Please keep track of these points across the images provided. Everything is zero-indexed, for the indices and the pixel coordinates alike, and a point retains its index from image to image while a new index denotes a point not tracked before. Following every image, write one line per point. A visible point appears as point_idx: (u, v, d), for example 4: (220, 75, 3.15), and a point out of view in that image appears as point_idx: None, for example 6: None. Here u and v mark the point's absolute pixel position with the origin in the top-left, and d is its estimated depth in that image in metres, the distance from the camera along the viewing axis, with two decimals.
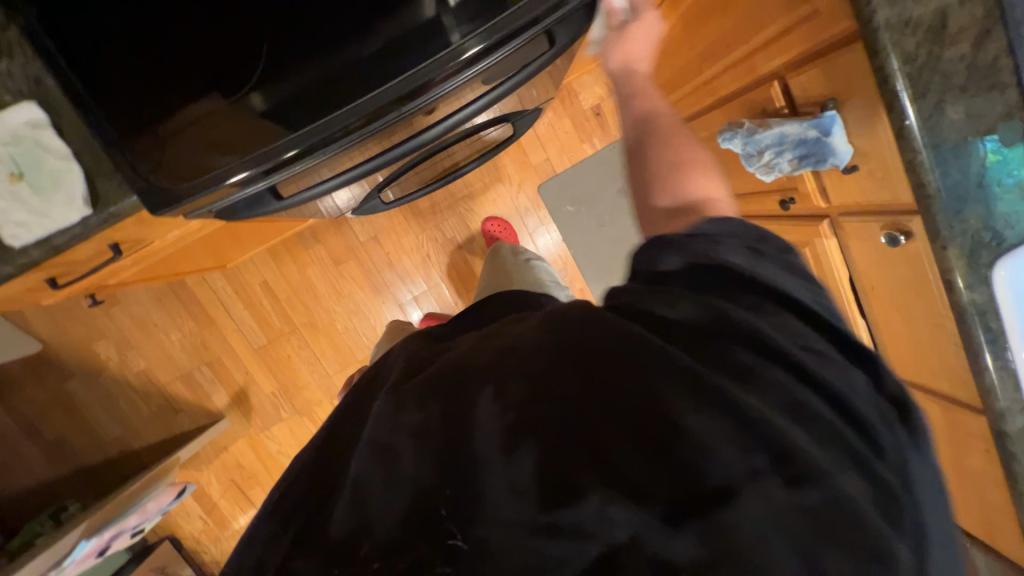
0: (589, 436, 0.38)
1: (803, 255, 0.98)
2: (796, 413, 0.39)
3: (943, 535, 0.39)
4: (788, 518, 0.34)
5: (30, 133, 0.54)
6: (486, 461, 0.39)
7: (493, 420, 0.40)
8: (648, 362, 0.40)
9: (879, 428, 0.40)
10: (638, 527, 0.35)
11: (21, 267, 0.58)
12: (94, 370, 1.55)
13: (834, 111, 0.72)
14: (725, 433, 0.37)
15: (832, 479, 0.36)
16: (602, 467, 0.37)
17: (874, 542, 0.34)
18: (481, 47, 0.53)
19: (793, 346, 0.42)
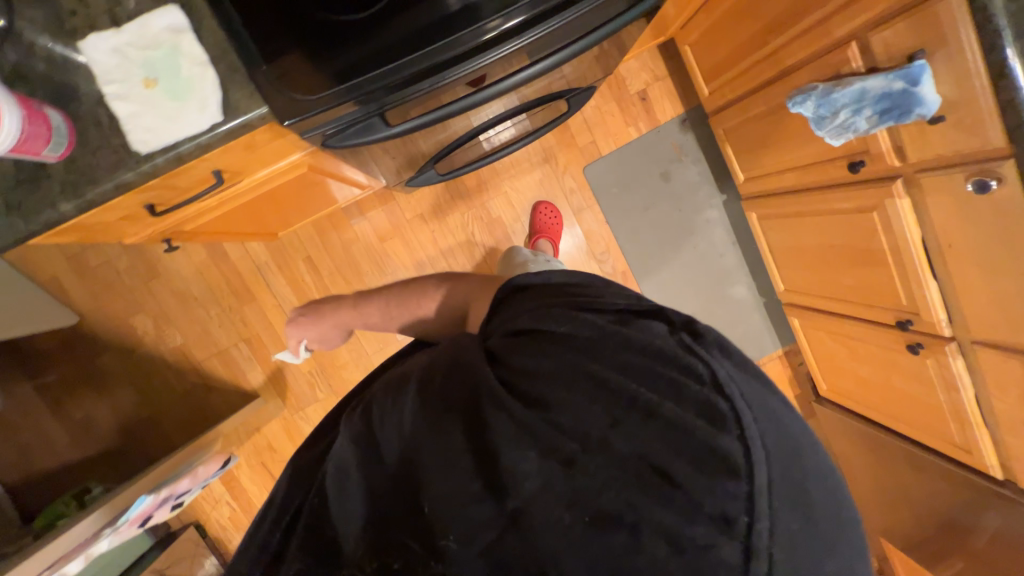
0: (468, 420, 0.47)
1: (870, 220, 0.99)
2: (615, 366, 0.46)
3: (778, 414, 0.44)
4: (634, 454, 0.42)
5: (171, 38, 0.55)
6: (425, 447, 0.47)
7: (402, 421, 0.50)
8: (504, 369, 0.50)
9: (685, 356, 0.46)
10: (547, 475, 0.43)
11: (143, 173, 0.57)
12: (128, 345, 1.52)
13: (922, 62, 0.75)
14: (563, 395, 0.46)
15: (659, 411, 0.43)
16: (497, 452, 0.45)
17: (710, 451, 0.40)
18: (523, 18, 0.54)
19: (595, 316, 0.52)
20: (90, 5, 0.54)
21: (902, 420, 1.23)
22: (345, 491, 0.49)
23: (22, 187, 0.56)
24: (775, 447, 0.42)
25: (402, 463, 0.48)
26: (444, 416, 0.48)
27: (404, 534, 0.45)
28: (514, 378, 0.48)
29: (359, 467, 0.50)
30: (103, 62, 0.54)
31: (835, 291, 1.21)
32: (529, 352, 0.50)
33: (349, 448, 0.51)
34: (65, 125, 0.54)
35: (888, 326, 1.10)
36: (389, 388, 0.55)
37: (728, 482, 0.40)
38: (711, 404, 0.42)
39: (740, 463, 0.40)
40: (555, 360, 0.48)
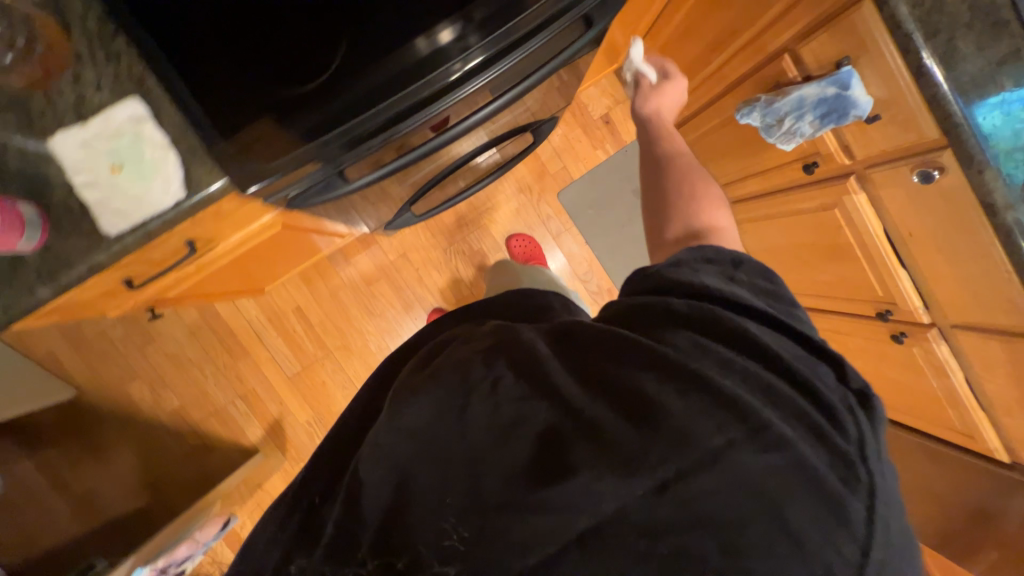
0: (581, 427, 0.49)
1: (832, 216, 1.01)
2: (769, 397, 0.49)
3: (900, 506, 0.49)
4: (755, 482, 0.45)
5: (134, 127, 0.59)
6: (528, 451, 0.49)
7: (498, 414, 0.51)
8: (634, 370, 0.51)
9: (841, 408, 0.50)
10: (625, 501, 0.45)
11: (114, 253, 0.60)
12: (127, 413, 1.53)
13: (849, 68, 0.79)
14: (705, 419, 0.47)
15: (794, 447, 0.46)
16: (609, 457, 0.47)
17: (829, 495, 0.45)
18: (484, 56, 0.60)
19: (757, 333, 0.54)
20: (57, 105, 0.58)
21: (902, 411, 1.21)
22: (398, 474, 0.51)
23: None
24: (890, 522, 0.46)
25: (464, 463, 0.49)
26: (563, 421, 0.50)
27: (450, 526, 0.47)
28: (656, 388, 0.49)
29: (410, 449, 0.52)
30: (71, 156, 0.58)
31: (814, 288, 1.23)
32: (687, 359, 0.50)
33: (454, 437, 0.51)
34: (38, 217, 0.57)
35: (870, 318, 1.10)
36: (465, 363, 0.55)
37: (835, 531, 0.44)
38: (851, 464, 0.47)
39: (859, 528, 0.45)
40: (702, 375, 0.49)
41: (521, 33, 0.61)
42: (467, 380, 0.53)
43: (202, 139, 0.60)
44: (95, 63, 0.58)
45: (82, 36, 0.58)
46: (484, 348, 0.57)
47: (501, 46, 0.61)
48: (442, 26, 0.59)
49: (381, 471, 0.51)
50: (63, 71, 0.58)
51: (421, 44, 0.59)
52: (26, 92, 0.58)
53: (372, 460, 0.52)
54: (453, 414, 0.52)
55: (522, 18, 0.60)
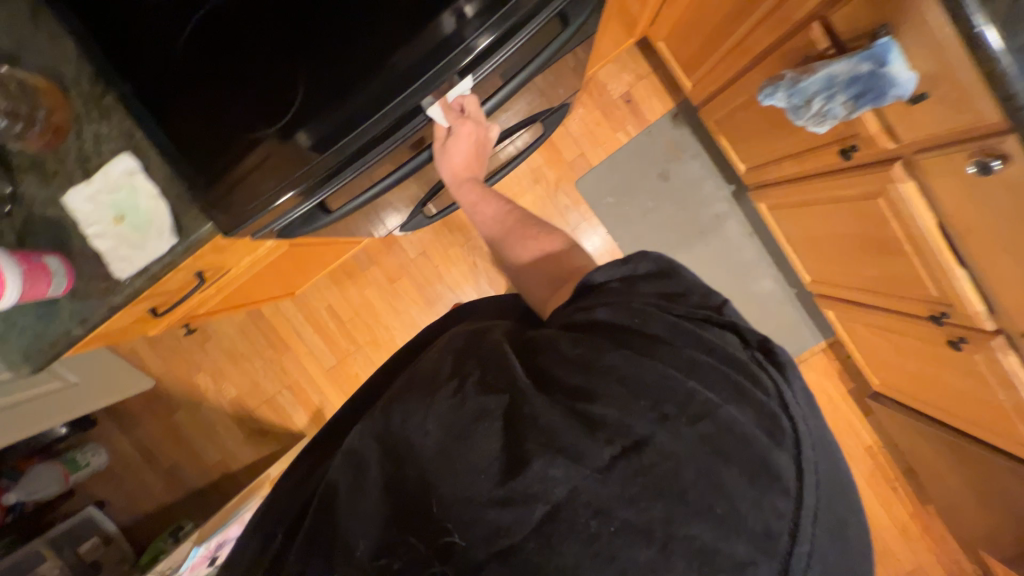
0: (518, 416, 0.46)
1: (876, 206, 0.88)
2: (692, 369, 0.46)
3: (830, 450, 0.47)
4: (690, 458, 0.42)
5: (129, 180, 0.64)
6: (465, 448, 0.46)
7: (443, 411, 0.48)
8: (560, 365, 0.49)
9: (752, 364, 0.48)
10: (575, 483, 0.42)
11: (127, 295, 0.67)
12: (195, 401, 1.74)
13: (886, 39, 0.66)
14: (630, 396, 0.45)
15: (717, 414, 0.44)
16: (541, 438, 0.44)
17: (761, 459, 0.42)
18: (493, 38, 0.54)
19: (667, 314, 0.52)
20: (66, 164, 0.65)
21: (965, 418, 1.07)
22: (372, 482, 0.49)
23: (42, 320, 0.68)
24: (824, 475, 0.44)
25: (409, 466, 0.48)
26: (500, 411, 0.47)
27: (438, 531, 0.43)
28: (578, 375, 0.48)
29: (380, 468, 0.49)
30: (82, 210, 0.65)
31: (860, 281, 1.09)
32: (614, 349, 0.48)
33: (397, 445, 0.49)
34: (63, 266, 0.65)
35: (923, 318, 0.97)
36: (422, 378, 0.53)
37: (772, 488, 0.42)
38: (774, 419, 0.44)
39: (790, 480, 0.42)
40: (622, 362, 0.47)
41: (523, 12, 0.55)
42: (401, 396, 0.52)
43: (196, 182, 0.63)
44: (92, 123, 0.64)
45: (80, 98, 0.64)
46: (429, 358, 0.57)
47: (507, 26, 0.55)
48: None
49: (348, 485, 0.49)
50: (66, 132, 0.64)
51: (447, 21, 0.54)
52: (41, 155, 0.65)
53: (344, 473, 0.50)
54: (393, 425, 0.50)
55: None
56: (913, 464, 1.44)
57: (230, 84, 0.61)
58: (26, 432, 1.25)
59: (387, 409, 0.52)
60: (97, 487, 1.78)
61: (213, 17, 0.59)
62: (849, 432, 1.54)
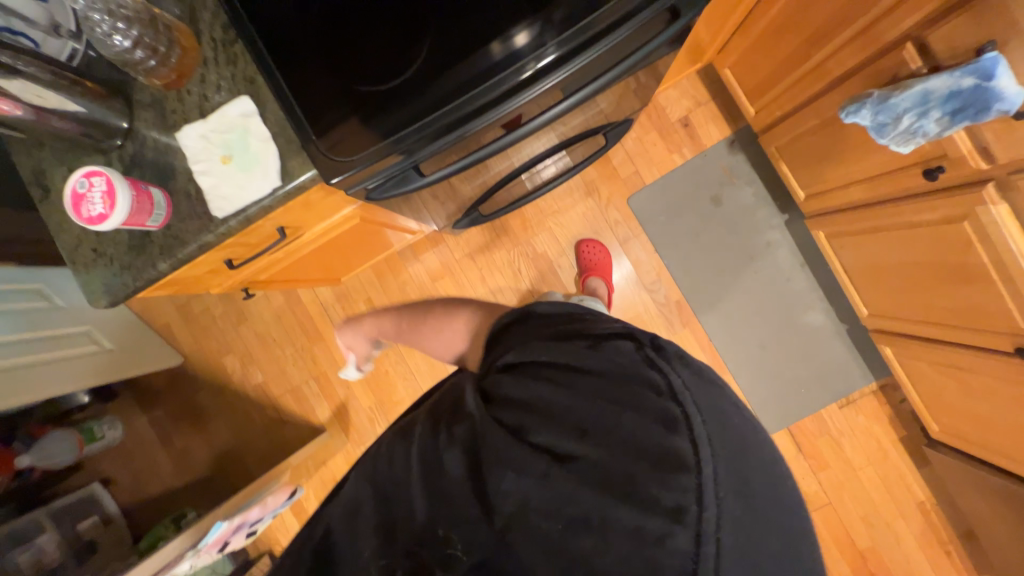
0: (461, 441, 0.50)
1: (961, 230, 0.87)
2: (592, 390, 0.49)
3: (735, 409, 0.47)
4: (603, 466, 0.44)
5: (244, 122, 0.66)
6: (419, 474, 0.50)
7: (411, 452, 0.52)
8: (486, 401, 0.54)
9: (640, 362, 0.50)
10: (523, 492, 0.45)
11: (219, 235, 0.67)
12: (220, 383, 1.72)
13: (993, 54, 0.67)
14: (547, 420, 0.49)
15: (614, 425, 0.46)
16: (474, 461, 0.49)
17: (661, 457, 0.43)
18: (559, 54, 0.60)
19: (571, 348, 0.55)
20: (186, 104, 0.67)
21: None
22: (353, 522, 0.52)
23: (131, 253, 0.68)
24: (731, 442, 0.44)
25: (382, 502, 0.51)
26: (438, 440, 0.52)
27: (438, 543, 0.46)
28: (502, 406, 0.52)
29: (373, 509, 0.51)
30: (193, 147, 0.66)
31: (930, 313, 1.06)
32: (537, 383, 0.53)
33: (367, 488, 0.53)
34: (164, 199, 0.65)
35: (1007, 353, 0.92)
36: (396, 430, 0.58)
37: (683, 481, 0.41)
38: (664, 410, 0.45)
39: (689, 458, 0.42)
40: (534, 394, 0.51)
41: (598, 28, 0.60)
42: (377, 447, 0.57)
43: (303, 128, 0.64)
44: (218, 67, 0.66)
45: (210, 43, 0.67)
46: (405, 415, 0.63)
47: (582, 39, 0.60)
48: (518, 30, 0.61)
49: (343, 524, 0.52)
50: (190, 74, 0.66)
51: (495, 48, 0.61)
52: (163, 94, 0.68)
53: (341, 519, 0.53)
54: (365, 472, 0.56)
55: (597, 16, 0.60)
56: (973, 525, 1.33)
57: (355, 37, 0.64)
58: (27, 396, 1.16)
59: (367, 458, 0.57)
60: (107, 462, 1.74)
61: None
62: (899, 484, 1.44)
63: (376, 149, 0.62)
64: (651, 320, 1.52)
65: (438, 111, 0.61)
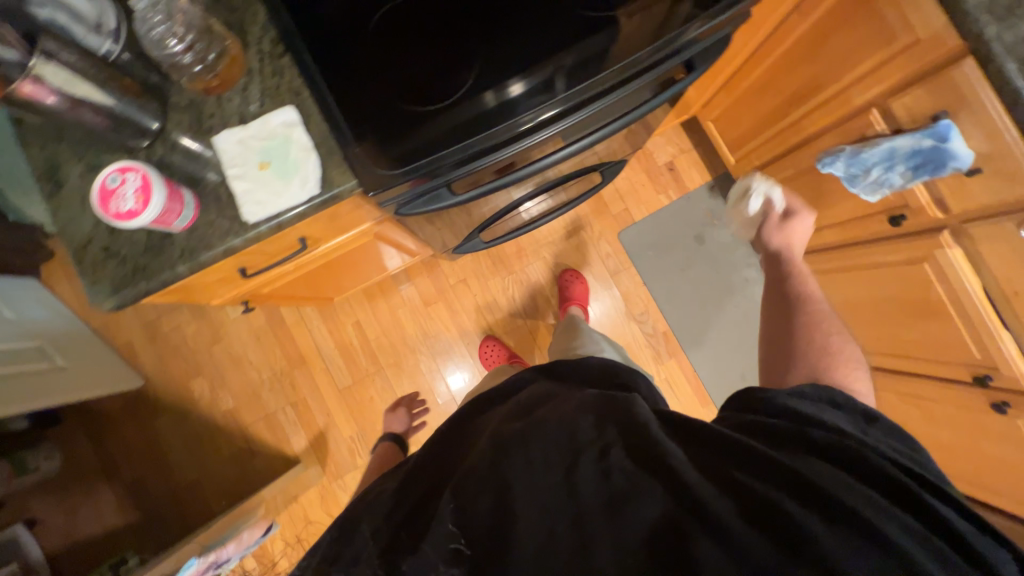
0: (722, 518, 0.43)
1: (922, 270, 0.98)
2: (919, 541, 0.42)
3: None
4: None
5: (286, 130, 0.66)
6: (598, 498, 0.47)
7: (652, 492, 0.46)
8: (734, 465, 0.48)
9: (990, 552, 0.43)
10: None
11: (248, 239, 0.66)
12: (183, 409, 1.58)
13: (947, 122, 0.79)
14: (854, 549, 0.41)
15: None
16: (694, 528, 0.43)
17: None
18: (556, 110, 0.64)
19: (905, 480, 0.47)
20: (225, 110, 0.68)
21: (1001, 494, 1.08)
22: (496, 504, 0.49)
23: (147, 253, 0.65)
24: None
25: (543, 494, 0.48)
26: (658, 482, 0.47)
27: (443, 539, 0.48)
28: (749, 477, 0.47)
29: (528, 499, 0.48)
30: (228, 151, 0.66)
31: (896, 347, 1.16)
32: (803, 467, 0.47)
33: (527, 471, 0.50)
34: (193, 201, 0.64)
35: (964, 383, 1.03)
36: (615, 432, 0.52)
37: None
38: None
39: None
40: (802, 484, 0.45)
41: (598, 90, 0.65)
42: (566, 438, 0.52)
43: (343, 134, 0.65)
44: (261, 78, 0.68)
45: (256, 55, 0.68)
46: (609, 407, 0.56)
47: (580, 98, 0.64)
48: (513, 81, 0.65)
49: (484, 489, 0.50)
50: (234, 82, 0.67)
51: (489, 97, 0.65)
52: (201, 98, 0.68)
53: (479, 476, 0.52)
54: (541, 453, 0.51)
55: (601, 76, 0.64)
56: None
57: (404, 58, 0.67)
58: None
59: (546, 444, 0.52)
60: None
61: (403, 7, 0.68)
62: None
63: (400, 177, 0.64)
64: (640, 350, 1.58)
65: (447, 148, 0.64)
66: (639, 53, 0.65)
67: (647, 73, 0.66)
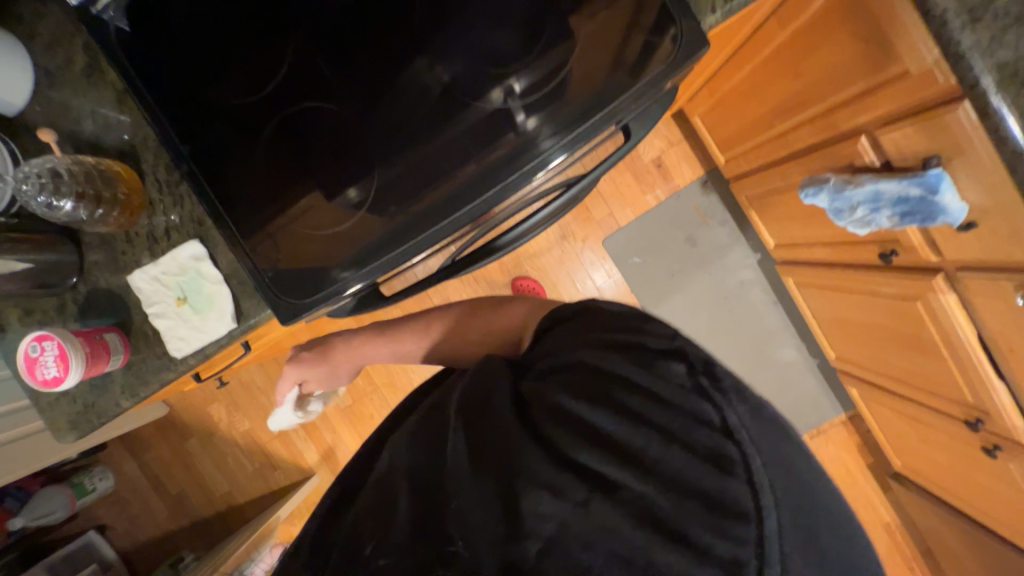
0: (516, 430, 0.47)
1: (914, 308, 0.89)
2: (637, 409, 0.46)
3: (804, 469, 0.43)
4: (656, 490, 0.41)
5: (196, 264, 0.65)
6: (448, 458, 0.48)
7: (460, 449, 0.48)
8: (563, 400, 0.49)
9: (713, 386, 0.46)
10: (568, 516, 0.41)
11: (180, 371, 0.68)
12: (207, 429, 1.73)
13: (938, 169, 0.68)
14: (606, 413, 0.46)
15: (678, 439, 0.43)
16: (524, 459, 0.45)
17: (708, 486, 0.41)
18: (565, 154, 0.59)
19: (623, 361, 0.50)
20: (135, 245, 0.67)
21: (989, 516, 1.06)
22: (378, 494, 0.50)
23: (93, 390, 0.69)
24: (794, 499, 0.41)
25: (411, 473, 0.49)
26: (491, 422, 0.49)
27: (444, 538, 0.42)
28: (565, 400, 0.48)
29: (407, 480, 0.49)
30: (145, 289, 0.66)
31: (890, 371, 1.09)
32: (615, 384, 0.48)
33: (404, 468, 0.50)
34: (122, 345, 0.66)
35: (957, 419, 0.96)
36: (428, 422, 0.55)
37: (733, 519, 0.39)
38: (718, 453, 0.42)
39: (746, 505, 0.39)
40: (608, 397, 0.47)
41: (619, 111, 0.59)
42: (429, 420, 0.55)
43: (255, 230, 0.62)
44: (165, 206, 0.66)
45: (156, 182, 0.66)
46: (430, 404, 0.58)
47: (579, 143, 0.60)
48: (514, 78, 0.60)
49: (372, 501, 0.50)
50: (139, 213, 0.66)
51: (495, 96, 0.60)
52: (111, 234, 0.67)
53: (368, 494, 0.51)
54: (411, 440, 0.53)
55: (621, 102, 0.59)
56: (931, 548, 1.41)
57: (316, 167, 0.62)
58: (52, 457, 1.06)
59: (413, 433, 0.54)
60: (100, 510, 1.76)
61: (310, 111, 0.63)
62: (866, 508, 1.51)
63: (353, 225, 0.62)
64: None
65: (407, 206, 0.61)
66: (621, 98, 0.58)
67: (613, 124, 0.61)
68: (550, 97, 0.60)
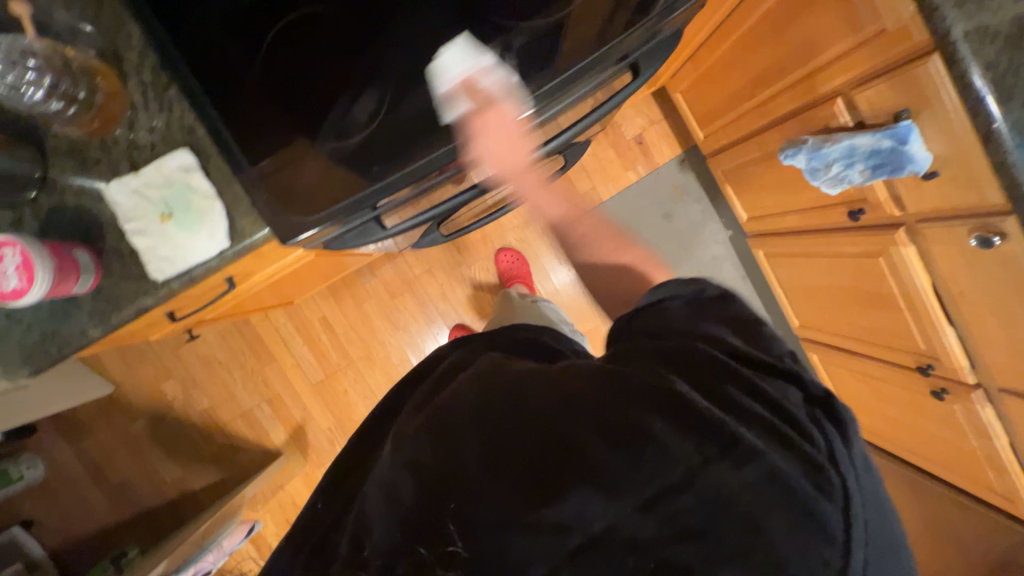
0: (573, 442, 0.45)
1: (876, 264, 0.97)
2: (738, 417, 0.44)
3: (872, 491, 0.44)
4: (725, 504, 0.41)
5: (185, 175, 0.60)
6: (484, 462, 0.46)
7: (492, 453, 0.47)
8: (616, 408, 0.45)
9: (791, 408, 0.45)
10: (616, 521, 0.42)
11: (160, 297, 0.62)
12: (158, 410, 1.59)
13: (908, 121, 0.75)
14: (672, 429, 0.44)
15: (761, 459, 0.42)
16: (583, 473, 0.44)
17: (792, 505, 0.41)
18: (536, 108, 0.58)
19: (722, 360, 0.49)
20: (113, 154, 0.61)
21: (933, 462, 1.17)
22: (390, 492, 0.48)
23: (54, 318, 0.62)
24: (860, 519, 0.42)
25: (439, 480, 0.47)
26: (539, 433, 0.46)
27: (451, 537, 0.44)
28: (621, 406, 0.46)
29: (416, 476, 0.48)
30: (123, 202, 0.60)
31: (849, 331, 1.18)
32: (682, 391, 0.46)
33: (421, 466, 0.48)
34: (92, 263, 0.59)
35: (908, 369, 1.06)
36: (487, 395, 0.50)
37: (800, 534, 0.41)
38: (800, 473, 0.42)
39: (834, 530, 0.41)
40: (674, 409, 0.44)
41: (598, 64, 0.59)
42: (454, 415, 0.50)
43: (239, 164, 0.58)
44: (149, 112, 0.60)
45: (138, 85, 0.61)
46: (486, 374, 0.53)
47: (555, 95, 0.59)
48: (484, 49, 0.57)
49: (385, 497, 0.48)
50: (117, 117, 0.60)
51: (463, 68, 0.57)
52: (83, 140, 0.60)
53: (380, 486, 0.49)
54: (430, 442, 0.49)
55: (598, 52, 0.58)
56: None
57: (299, 98, 0.59)
58: None
59: (429, 428, 0.50)
60: (26, 503, 1.56)
61: (305, 19, 0.59)
62: None
63: (334, 176, 0.58)
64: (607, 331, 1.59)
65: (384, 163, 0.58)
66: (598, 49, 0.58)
67: (602, 69, 0.60)
68: (544, 53, 0.57)
